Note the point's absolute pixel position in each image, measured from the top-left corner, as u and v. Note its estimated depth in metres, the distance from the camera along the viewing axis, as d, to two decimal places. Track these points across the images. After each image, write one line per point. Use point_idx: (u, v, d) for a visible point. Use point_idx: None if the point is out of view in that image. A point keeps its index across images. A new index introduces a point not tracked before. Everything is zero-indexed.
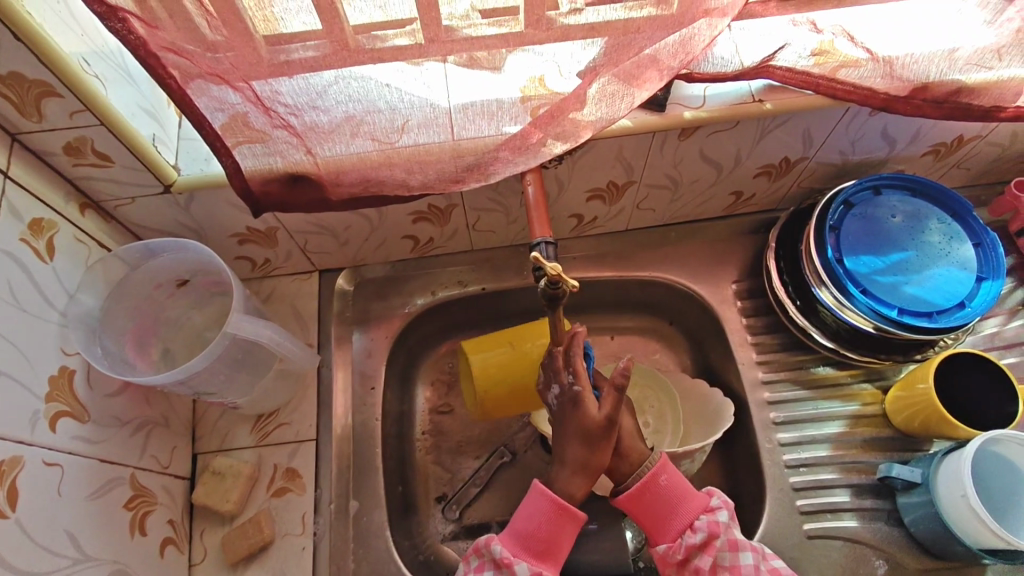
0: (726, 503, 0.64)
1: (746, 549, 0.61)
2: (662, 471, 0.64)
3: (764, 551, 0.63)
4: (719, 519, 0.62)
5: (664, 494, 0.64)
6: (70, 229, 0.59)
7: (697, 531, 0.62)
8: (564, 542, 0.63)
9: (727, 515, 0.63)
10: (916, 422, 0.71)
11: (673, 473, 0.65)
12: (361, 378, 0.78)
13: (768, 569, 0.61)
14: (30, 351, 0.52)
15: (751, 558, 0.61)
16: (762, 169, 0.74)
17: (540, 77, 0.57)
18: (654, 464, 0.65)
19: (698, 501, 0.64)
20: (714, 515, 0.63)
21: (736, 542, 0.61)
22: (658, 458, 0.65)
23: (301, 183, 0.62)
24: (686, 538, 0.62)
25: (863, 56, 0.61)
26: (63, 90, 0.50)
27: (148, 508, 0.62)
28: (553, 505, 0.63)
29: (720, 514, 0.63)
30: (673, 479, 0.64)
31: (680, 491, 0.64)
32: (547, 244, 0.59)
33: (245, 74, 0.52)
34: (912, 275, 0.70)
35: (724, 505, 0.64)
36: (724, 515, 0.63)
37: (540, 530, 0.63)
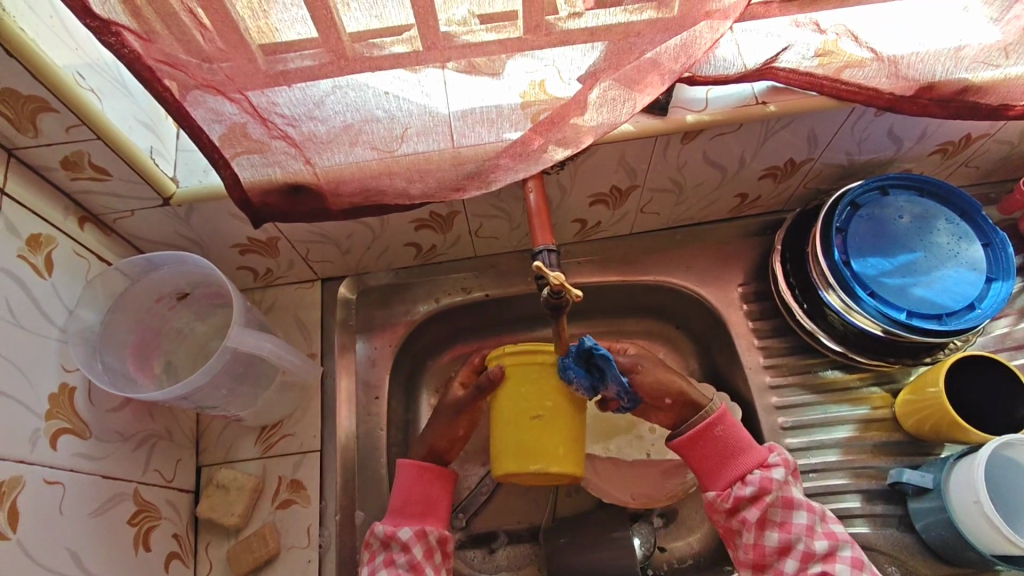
0: (784, 462, 0.63)
1: (801, 507, 0.61)
2: (719, 422, 0.66)
3: (822, 513, 0.62)
4: (772, 476, 0.62)
5: (717, 442, 0.65)
6: (69, 244, 0.59)
7: (748, 484, 0.62)
8: (443, 497, 0.68)
9: (784, 473, 0.62)
10: (927, 425, 0.69)
11: (731, 425, 0.66)
12: (365, 388, 0.77)
13: (823, 530, 0.60)
14: (28, 369, 0.52)
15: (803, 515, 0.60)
16: (767, 171, 0.74)
17: (540, 81, 0.56)
18: (712, 415, 0.66)
19: (755, 456, 0.64)
20: (768, 471, 0.62)
21: (790, 500, 0.61)
22: (716, 410, 0.67)
23: (301, 193, 0.61)
24: (736, 489, 0.62)
25: (867, 56, 0.59)
26: (58, 105, 0.49)
27: (152, 523, 0.62)
28: (416, 472, 0.68)
29: (776, 472, 0.62)
30: (729, 432, 0.65)
31: (736, 442, 0.65)
32: (550, 252, 0.58)
33: (242, 85, 0.52)
34: (920, 276, 0.70)
35: (782, 464, 0.63)
36: (781, 473, 0.62)
37: (414, 497, 0.67)
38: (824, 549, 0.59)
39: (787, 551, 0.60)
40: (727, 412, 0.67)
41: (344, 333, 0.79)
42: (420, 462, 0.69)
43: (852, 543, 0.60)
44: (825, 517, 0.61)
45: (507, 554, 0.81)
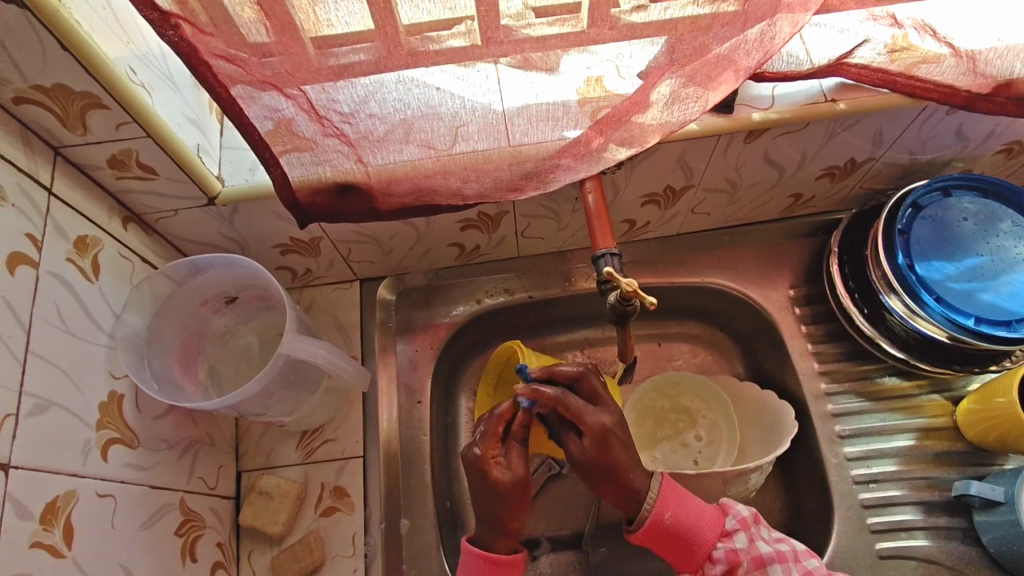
0: (742, 523, 0.59)
1: (774, 564, 0.56)
2: (665, 509, 0.57)
3: (793, 552, 0.58)
4: (736, 545, 0.58)
5: (673, 535, 0.58)
6: (114, 245, 0.57)
7: (717, 563, 0.58)
8: None
9: (746, 535, 0.59)
10: (992, 437, 0.68)
11: (678, 508, 0.58)
12: (407, 392, 0.75)
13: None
14: (79, 377, 0.50)
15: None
16: (826, 171, 0.71)
17: (598, 77, 0.52)
18: (656, 501, 0.58)
19: (712, 526, 0.59)
20: (731, 541, 0.58)
21: (760, 560, 0.57)
22: (659, 491, 0.58)
23: (350, 193, 0.59)
24: (708, 570, 0.58)
25: (944, 52, 0.56)
26: (109, 103, 0.47)
27: (197, 533, 0.61)
28: (485, 563, 0.58)
29: (737, 539, 0.58)
30: (679, 516, 0.58)
31: (690, 528, 0.58)
32: (613, 256, 0.56)
33: (299, 81, 0.49)
34: (988, 281, 0.66)
35: (740, 524, 0.59)
36: (743, 538, 0.58)
37: None
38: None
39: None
40: (667, 493, 0.58)
41: (384, 335, 0.77)
42: (490, 551, 0.59)
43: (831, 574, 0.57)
44: (797, 556, 0.57)
45: (549, 563, 0.77)
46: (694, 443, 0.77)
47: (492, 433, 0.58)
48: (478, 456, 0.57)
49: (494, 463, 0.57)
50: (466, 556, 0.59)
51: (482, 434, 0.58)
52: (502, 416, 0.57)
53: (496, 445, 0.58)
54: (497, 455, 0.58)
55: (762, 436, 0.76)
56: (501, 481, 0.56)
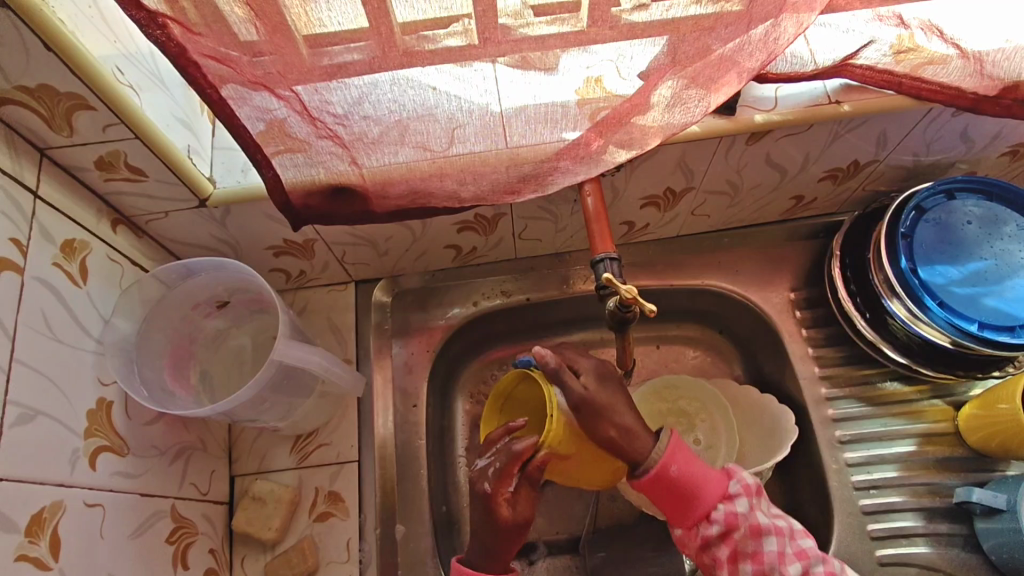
0: (745, 489, 0.58)
1: (770, 535, 0.56)
2: (672, 462, 0.56)
3: (789, 529, 0.58)
4: (737, 509, 0.57)
5: (675, 487, 0.56)
6: (103, 249, 0.56)
7: (715, 523, 0.57)
8: None
9: (747, 501, 0.58)
10: (994, 442, 0.67)
11: (685, 462, 0.57)
12: (403, 395, 0.74)
13: (794, 552, 0.56)
14: (66, 384, 0.49)
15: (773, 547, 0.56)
16: (829, 173, 0.70)
17: (597, 78, 0.51)
18: (663, 454, 0.56)
19: (714, 487, 0.57)
20: (732, 503, 0.57)
21: (757, 528, 0.56)
22: (666, 444, 0.57)
23: (345, 195, 0.58)
24: (702, 528, 0.57)
25: (951, 53, 0.55)
26: (95, 104, 0.46)
27: (189, 540, 0.60)
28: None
29: (739, 503, 0.57)
30: (685, 470, 0.56)
31: (694, 484, 0.56)
32: (611, 261, 0.54)
33: (291, 82, 0.48)
34: (992, 286, 0.65)
35: (743, 490, 0.58)
36: (744, 503, 0.58)
37: None
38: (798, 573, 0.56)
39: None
40: (677, 446, 0.57)
41: (379, 337, 0.77)
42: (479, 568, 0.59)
43: (822, 555, 0.58)
44: (793, 533, 0.58)
45: (547, 566, 0.77)
46: (693, 448, 0.76)
47: (507, 469, 0.54)
48: (487, 492, 0.55)
49: (504, 499, 0.55)
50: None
51: (496, 468, 0.55)
52: (519, 455, 0.54)
53: (509, 482, 0.55)
54: (507, 491, 0.55)
55: (760, 441, 0.75)
56: (506, 519, 0.55)
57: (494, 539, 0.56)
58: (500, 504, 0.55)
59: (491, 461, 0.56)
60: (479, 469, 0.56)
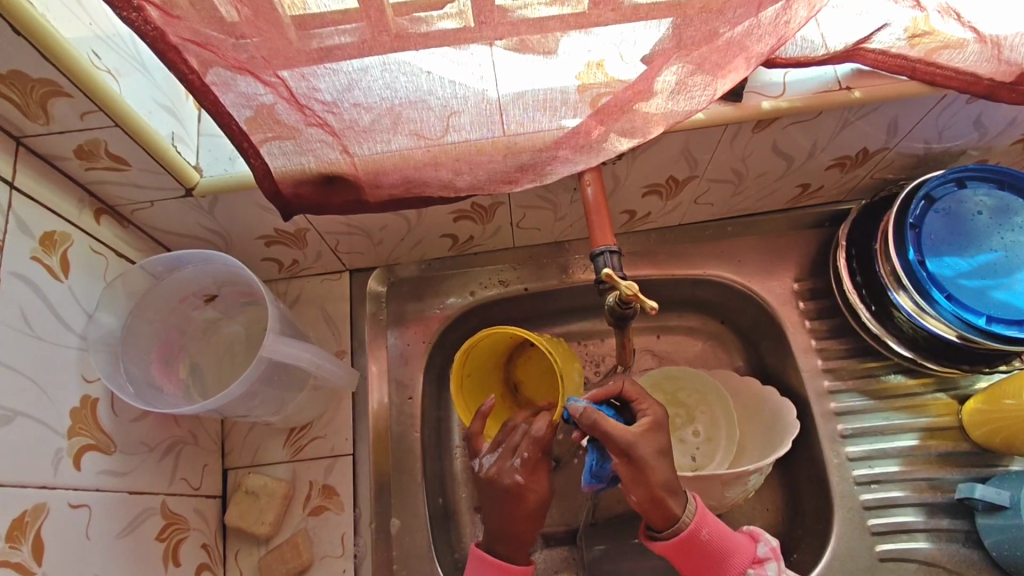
0: (774, 552, 0.59)
1: None
2: (702, 525, 0.56)
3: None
4: (768, 574, 0.57)
5: (704, 551, 0.56)
6: (85, 240, 0.54)
7: None
8: None
9: (777, 565, 0.58)
10: (998, 438, 0.66)
11: (714, 525, 0.57)
12: (398, 387, 0.72)
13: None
14: (48, 384, 0.48)
15: None
16: (836, 161, 0.68)
17: (599, 62, 0.48)
18: (692, 518, 0.56)
19: (743, 551, 0.57)
20: (762, 568, 0.57)
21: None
22: (695, 508, 0.57)
23: (336, 184, 0.55)
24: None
25: (968, 37, 0.52)
26: (71, 90, 0.43)
27: (181, 536, 0.59)
28: (494, 569, 0.57)
29: (769, 567, 0.57)
30: (713, 534, 0.57)
31: (723, 548, 0.56)
32: (611, 254, 0.52)
33: (277, 66, 0.45)
34: (1002, 278, 0.63)
35: (771, 553, 0.58)
36: (774, 566, 0.58)
37: None
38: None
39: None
40: (708, 510, 0.57)
41: (374, 328, 0.75)
42: (500, 558, 0.58)
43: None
44: None
45: (543, 558, 0.75)
46: (691, 440, 0.75)
47: (533, 454, 0.58)
48: (517, 485, 0.57)
49: (530, 487, 0.58)
50: (475, 562, 0.58)
51: (523, 458, 0.58)
52: (540, 439, 0.58)
53: (535, 468, 0.58)
54: (533, 478, 0.58)
55: (760, 432, 0.74)
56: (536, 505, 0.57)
57: (511, 523, 0.58)
58: (531, 491, 0.58)
59: (511, 453, 0.58)
60: (497, 466, 0.58)
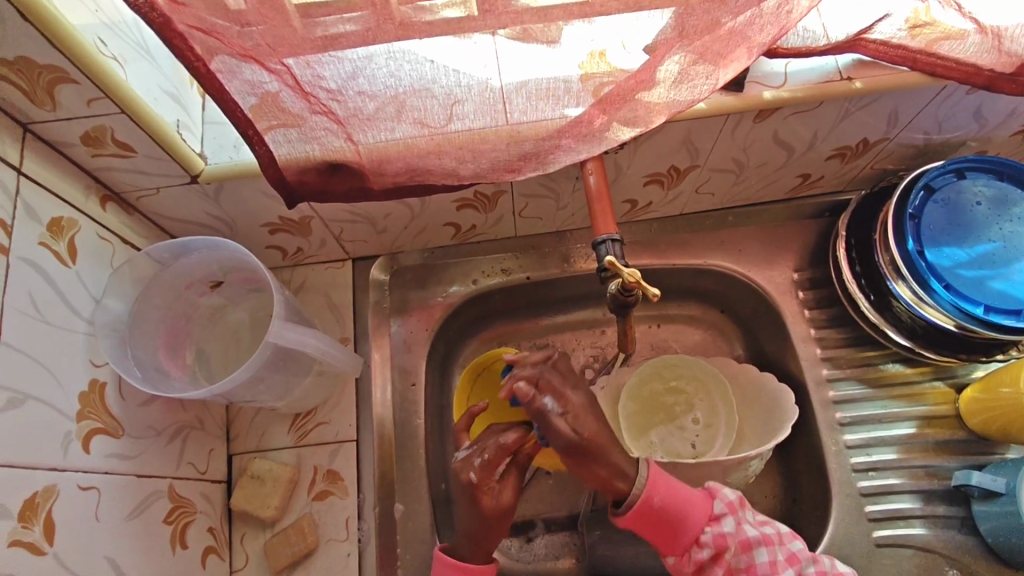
0: (729, 506, 0.58)
1: (760, 547, 0.58)
2: (654, 492, 0.55)
3: (777, 535, 0.59)
4: (724, 529, 0.57)
5: (660, 517, 0.55)
6: (92, 227, 0.55)
7: (704, 547, 0.57)
8: None
9: (733, 519, 0.58)
10: (994, 426, 0.67)
11: (666, 490, 0.56)
12: (401, 374, 0.73)
13: (785, 558, 0.58)
14: (58, 368, 0.48)
15: (765, 558, 0.57)
16: (837, 151, 0.68)
17: (601, 51, 0.49)
18: (644, 486, 0.55)
19: (699, 510, 0.57)
20: (719, 526, 0.57)
21: (747, 543, 0.57)
22: (646, 476, 0.55)
23: (340, 171, 0.56)
24: (693, 553, 0.57)
25: (969, 28, 0.52)
26: (78, 76, 0.44)
27: (188, 519, 0.60)
28: (452, 570, 0.58)
29: (726, 523, 0.57)
30: (667, 499, 0.56)
31: (677, 512, 0.56)
32: (613, 242, 0.52)
33: (284, 54, 0.46)
34: (1000, 268, 0.63)
35: (728, 509, 0.58)
36: (730, 522, 0.58)
37: None
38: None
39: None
40: (660, 478, 0.56)
41: (377, 316, 0.75)
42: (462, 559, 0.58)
43: (812, 556, 0.59)
44: (781, 537, 0.59)
45: (545, 543, 0.77)
46: (691, 427, 0.74)
47: (496, 459, 0.55)
48: (475, 483, 0.54)
49: (488, 490, 0.55)
50: (438, 563, 0.59)
51: (484, 459, 0.55)
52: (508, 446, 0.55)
53: (495, 473, 0.55)
54: (493, 481, 0.55)
55: (759, 420, 0.74)
56: (491, 508, 0.55)
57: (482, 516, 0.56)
58: (487, 494, 0.55)
59: (476, 451, 0.55)
60: (462, 460, 0.55)
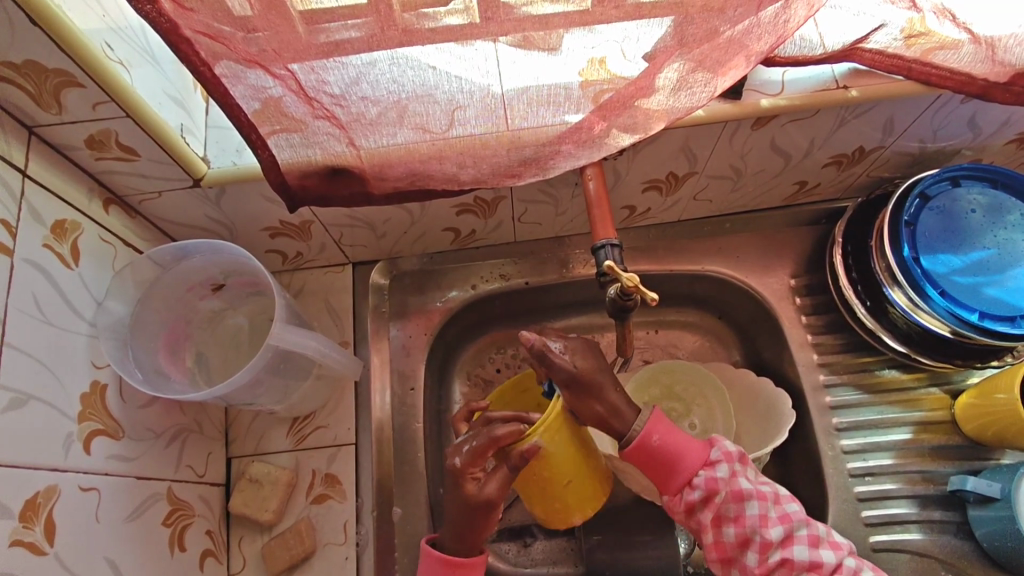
0: (726, 455, 0.58)
1: (752, 499, 0.56)
2: (653, 432, 0.56)
3: (774, 494, 0.58)
4: (717, 474, 0.57)
5: (657, 455, 0.56)
6: (96, 230, 0.55)
7: (695, 488, 0.57)
8: None
9: (728, 467, 0.58)
10: (989, 432, 0.68)
11: (666, 430, 0.57)
12: (401, 378, 0.73)
13: (778, 515, 0.57)
14: (60, 370, 0.49)
15: (755, 510, 0.56)
16: (833, 159, 0.69)
17: (601, 59, 0.49)
18: (644, 425, 0.57)
19: (695, 455, 0.57)
20: (712, 470, 0.57)
21: (739, 494, 0.57)
22: (648, 417, 0.57)
23: (341, 176, 0.56)
24: (685, 494, 0.57)
25: (962, 38, 0.53)
26: (85, 80, 0.44)
27: (186, 521, 0.60)
28: (443, 566, 0.57)
29: (719, 469, 0.57)
30: (665, 439, 0.57)
31: (674, 452, 0.57)
32: (613, 247, 0.53)
33: (288, 60, 0.46)
34: (995, 275, 0.64)
35: (724, 457, 0.58)
36: (724, 469, 0.57)
37: None
38: (781, 535, 0.56)
39: (746, 546, 0.56)
40: (661, 418, 0.58)
41: (376, 320, 0.76)
42: (447, 552, 0.58)
43: (806, 519, 0.58)
44: (778, 498, 0.58)
45: (543, 548, 0.77)
46: (688, 433, 0.75)
47: (482, 450, 0.54)
48: (458, 468, 0.55)
49: (474, 476, 0.55)
50: (425, 560, 0.59)
51: (472, 446, 0.54)
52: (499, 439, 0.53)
53: (481, 462, 0.55)
54: (478, 471, 0.55)
55: (755, 425, 0.75)
56: (474, 497, 0.54)
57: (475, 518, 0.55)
58: (470, 482, 0.55)
59: (467, 439, 0.55)
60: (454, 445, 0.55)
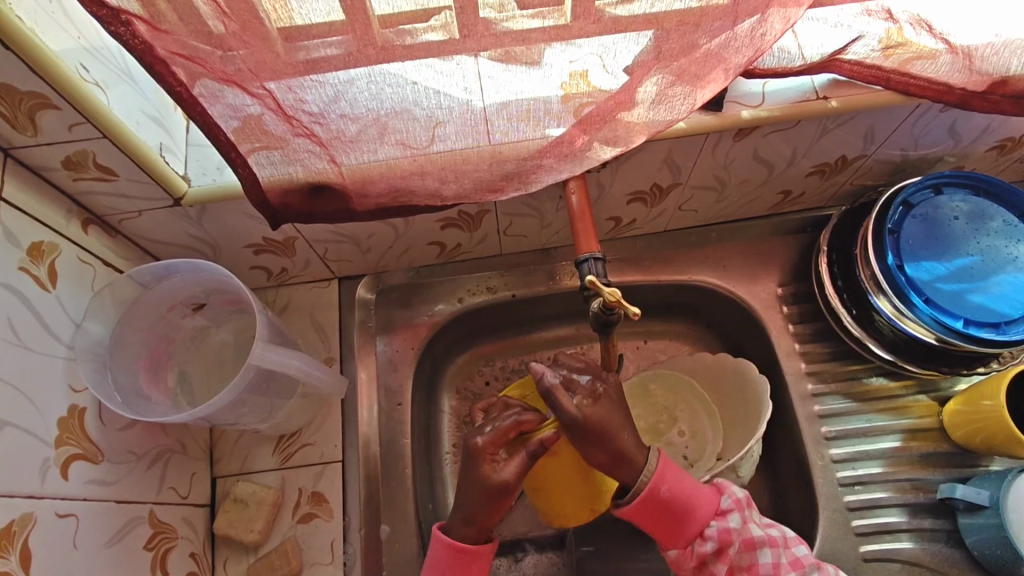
0: (737, 503, 0.58)
1: (763, 547, 0.57)
2: (662, 483, 0.55)
3: (784, 538, 0.58)
4: (730, 525, 0.57)
5: (668, 510, 0.56)
6: (74, 251, 0.55)
7: (708, 539, 0.56)
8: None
9: (739, 516, 0.57)
10: (977, 439, 0.68)
11: (674, 482, 0.56)
12: (387, 394, 0.73)
13: (789, 562, 0.57)
14: (37, 395, 0.48)
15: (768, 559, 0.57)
16: (816, 168, 0.69)
17: (582, 72, 0.49)
18: (653, 475, 0.55)
19: (706, 504, 0.57)
20: (725, 520, 0.57)
21: (751, 542, 0.57)
22: (655, 466, 0.56)
23: (323, 194, 0.56)
24: (696, 546, 0.56)
25: (940, 48, 0.53)
26: (59, 102, 0.44)
27: (169, 544, 0.59)
28: (451, 552, 0.57)
29: (732, 519, 0.57)
30: (675, 491, 0.56)
31: (686, 504, 0.56)
32: (596, 261, 0.53)
33: (265, 78, 0.46)
34: (978, 281, 0.64)
35: (735, 505, 0.58)
36: (737, 519, 0.57)
37: None
38: None
39: None
40: (668, 467, 0.56)
41: (362, 335, 0.75)
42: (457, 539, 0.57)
43: (818, 562, 0.58)
44: (786, 541, 0.58)
45: (534, 562, 0.76)
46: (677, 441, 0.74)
47: (506, 430, 0.56)
48: (479, 446, 0.55)
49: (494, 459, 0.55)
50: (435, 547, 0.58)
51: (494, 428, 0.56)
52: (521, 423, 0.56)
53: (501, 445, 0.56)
54: (498, 453, 0.56)
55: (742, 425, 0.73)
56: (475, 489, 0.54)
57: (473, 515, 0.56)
58: (489, 463, 0.55)
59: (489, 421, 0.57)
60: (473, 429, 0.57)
